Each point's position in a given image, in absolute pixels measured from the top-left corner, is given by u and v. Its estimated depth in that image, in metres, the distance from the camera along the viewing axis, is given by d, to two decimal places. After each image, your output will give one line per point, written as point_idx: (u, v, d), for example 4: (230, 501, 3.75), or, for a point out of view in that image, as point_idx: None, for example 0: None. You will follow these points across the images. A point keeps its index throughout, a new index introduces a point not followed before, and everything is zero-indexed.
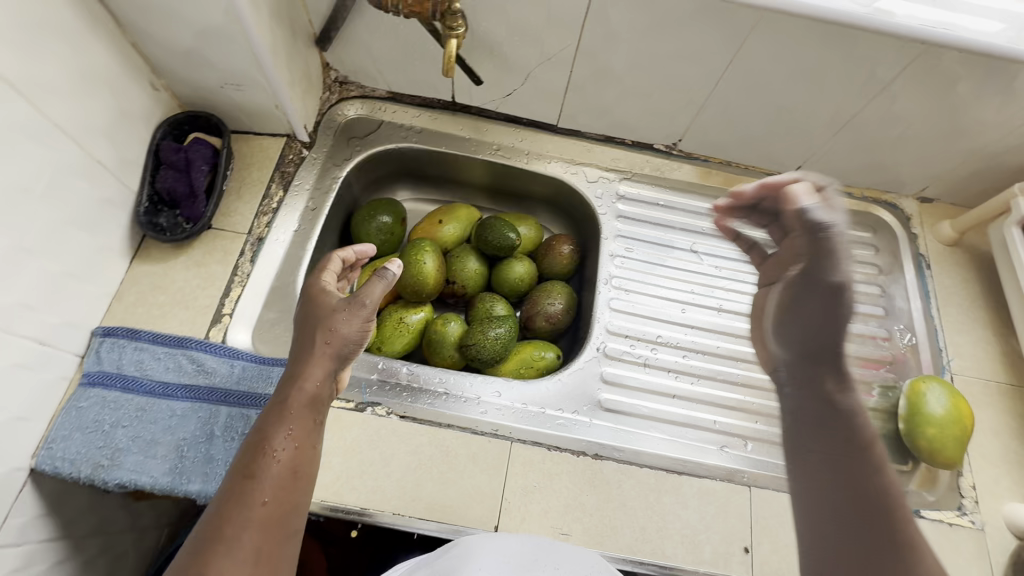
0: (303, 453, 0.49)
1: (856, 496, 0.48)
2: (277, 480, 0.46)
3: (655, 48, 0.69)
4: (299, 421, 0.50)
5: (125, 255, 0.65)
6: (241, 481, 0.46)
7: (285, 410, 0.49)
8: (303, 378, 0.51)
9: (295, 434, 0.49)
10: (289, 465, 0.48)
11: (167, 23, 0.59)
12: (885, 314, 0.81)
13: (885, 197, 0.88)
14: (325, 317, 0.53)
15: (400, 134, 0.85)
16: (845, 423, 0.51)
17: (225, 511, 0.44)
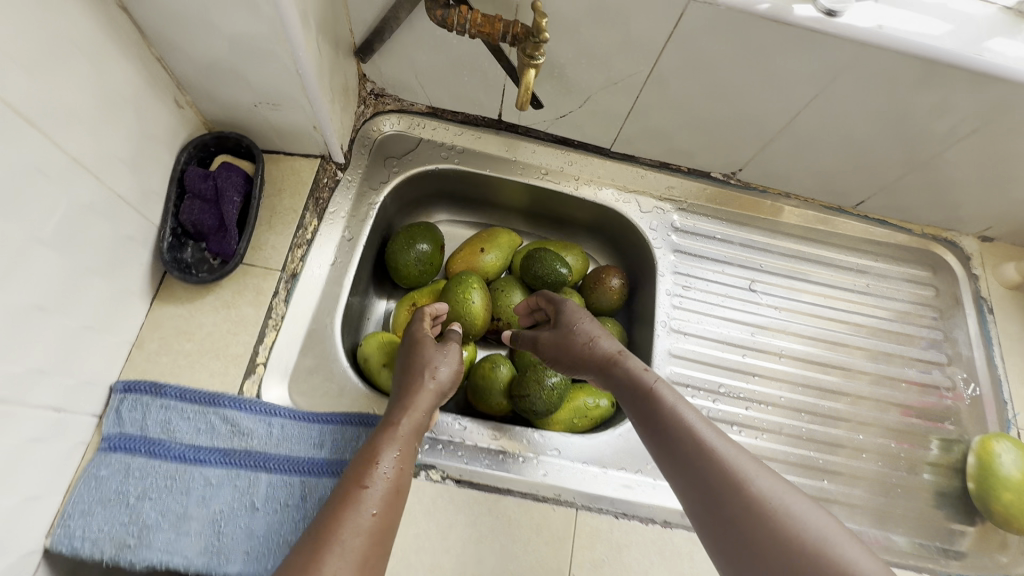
0: (404, 476, 0.49)
1: (674, 427, 0.47)
2: (382, 494, 0.45)
3: (736, 79, 0.63)
4: (404, 446, 0.51)
5: (145, 296, 0.57)
6: (350, 488, 0.45)
7: (391, 432, 0.51)
8: (409, 407, 0.54)
9: (400, 452, 0.50)
10: (394, 483, 0.47)
11: (199, 36, 0.50)
12: (949, 362, 0.78)
13: (944, 234, 0.84)
14: (424, 360, 0.60)
15: (440, 154, 0.77)
16: (635, 381, 0.54)
17: (331, 513, 0.43)
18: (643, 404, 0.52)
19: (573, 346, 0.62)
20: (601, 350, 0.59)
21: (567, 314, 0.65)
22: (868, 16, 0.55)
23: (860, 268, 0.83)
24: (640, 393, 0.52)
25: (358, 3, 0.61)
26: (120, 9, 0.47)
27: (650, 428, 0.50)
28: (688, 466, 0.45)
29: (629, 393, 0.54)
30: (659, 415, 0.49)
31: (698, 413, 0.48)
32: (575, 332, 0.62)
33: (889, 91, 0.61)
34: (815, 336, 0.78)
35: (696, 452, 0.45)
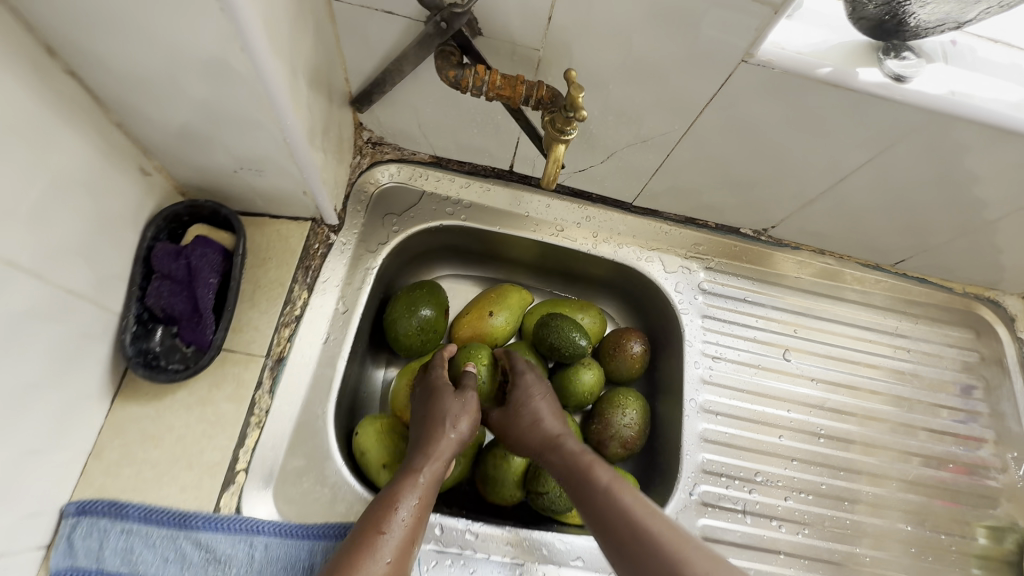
0: (420, 525, 0.49)
1: (619, 513, 0.50)
2: (397, 545, 0.47)
3: (781, 141, 0.56)
4: (423, 493, 0.50)
5: (105, 395, 0.49)
6: (366, 536, 0.46)
7: (412, 474, 0.51)
8: (430, 450, 0.53)
9: (418, 500, 0.50)
10: (409, 535, 0.48)
11: (164, 103, 0.42)
12: (998, 438, 0.73)
13: (988, 293, 0.78)
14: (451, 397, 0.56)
15: (445, 209, 0.69)
16: (575, 460, 0.55)
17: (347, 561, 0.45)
18: (586, 489, 0.53)
19: (528, 425, 0.59)
20: (546, 426, 0.58)
21: (523, 385, 0.61)
22: (939, 80, 0.49)
23: (901, 332, 0.76)
24: (581, 473, 0.54)
25: (355, 52, 0.53)
26: (65, 75, 0.39)
27: (595, 515, 0.51)
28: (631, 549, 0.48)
29: (578, 477, 0.54)
30: (601, 498, 0.51)
31: (637, 494, 0.51)
32: (531, 409, 0.59)
33: (951, 159, 0.55)
34: (854, 410, 0.72)
35: (638, 537, 0.48)
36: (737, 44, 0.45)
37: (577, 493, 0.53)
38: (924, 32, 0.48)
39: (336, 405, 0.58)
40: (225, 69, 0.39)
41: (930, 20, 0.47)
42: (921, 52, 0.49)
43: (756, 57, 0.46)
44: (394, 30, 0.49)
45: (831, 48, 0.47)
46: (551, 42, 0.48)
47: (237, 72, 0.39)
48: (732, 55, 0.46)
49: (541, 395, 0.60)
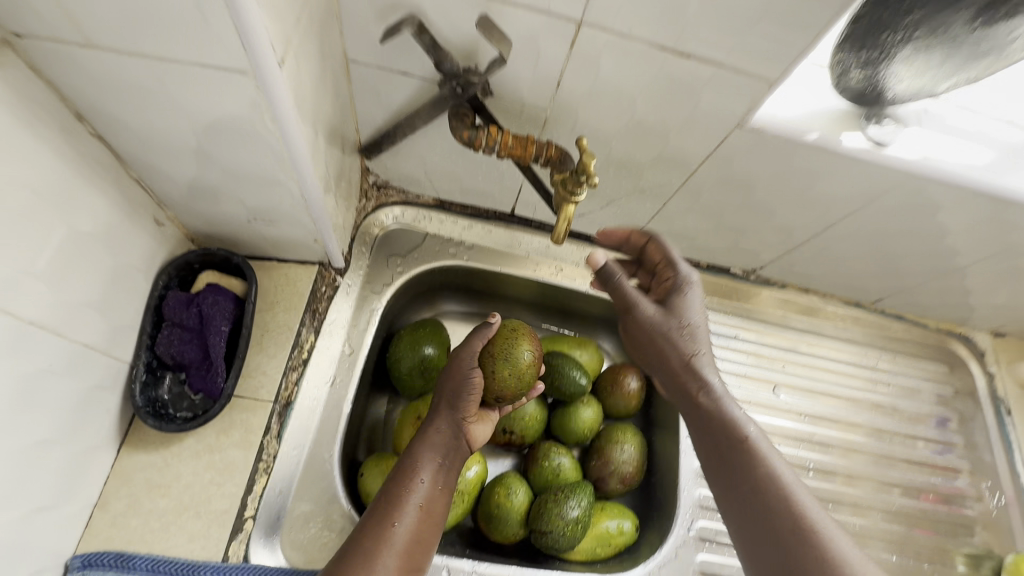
0: (435, 495, 0.50)
1: (762, 494, 0.44)
2: (411, 515, 0.48)
3: (773, 194, 0.59)
4: (429, 461, 0.51)
5: (111, 445, 0.49)
6: (382, 505, 0.48)
7: (423, 447, 0.52)
8: (436, 423, 0.54)
9: (431, 472, 0.51)
10: (424, 504, 0.49)
11: (186, 162, 0.44)
12: (973, 469, 0.76)
13: (958, 329, 0.83)
14: (451, 374, 0.57)
15: (448, 250, 0.71)
16: (719, 424, 0.49)
17: (366, 530, 0.47)
18: (722, 438, 0.48)
19: (676, 342, 0.53)
20: (698, 364, 0.52)
21: (677, 299, 0.55)
22: (914, 146, 0.53)
23: (881, 366, 0.80)
24: (733, 440, 0.48)
25: (367, 105, 0.54)
26: (93, 137, 0.40)
27: (726, 463, 0.47)
28: (764, 513, 0.44)
29: (719, 422, 0.49)
30: (741, 453, 0.47)
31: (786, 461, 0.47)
32: (684, 327, 0.54)
33: (927, 212, 0.58)
34: (839, 443, 0.75)
35: (779, 507, 0.43)
36: (733, 111, 0.49)
37: (706, 438, 0.50)
38: (899, 101, 0.51)
39: (342, 446, 0.58)
40: (251, 135, 0.40)
41: (905, 93, 0.50)
42: (898, 119, 0.53)
43: (750, 123, 0.50)
44: (408, 88, 0.51)
45: (817, 116, 0.51)
46: (558, 104, 0.51)
47: (263, 138, 0.40)
48: (727, 120, 0.50)
49: (694, 306, 0.55)
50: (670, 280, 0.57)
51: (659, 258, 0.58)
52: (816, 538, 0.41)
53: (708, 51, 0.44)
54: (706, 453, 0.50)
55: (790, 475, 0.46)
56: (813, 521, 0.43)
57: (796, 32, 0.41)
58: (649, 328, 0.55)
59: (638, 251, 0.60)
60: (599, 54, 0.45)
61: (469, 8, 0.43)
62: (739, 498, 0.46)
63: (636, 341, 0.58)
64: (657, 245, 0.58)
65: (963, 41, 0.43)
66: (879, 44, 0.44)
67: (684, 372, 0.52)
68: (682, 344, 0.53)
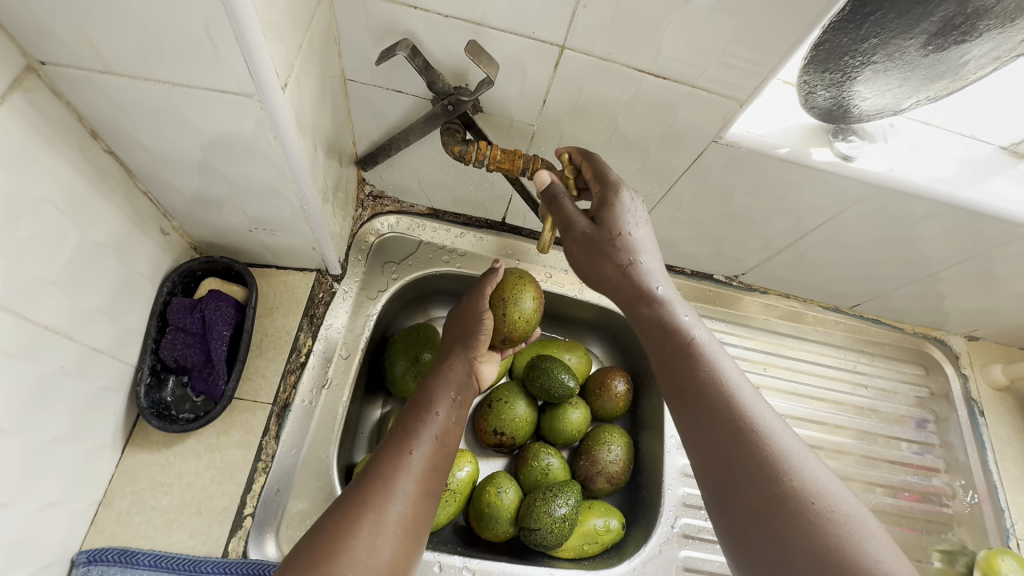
0: (447, 429, 0.56)
1: (711, 409, 0.40)
2: (426, 444, 0.53)
3: (750, 204, 0.62)
4: (445, 397, 0.58)
5: (117, 444, 0.51)
6: (398, 436, 0.53)
7: (435, 386, 0.59)
8: (447, 365, 0.61)
9: (442, 408, 0.57)
10: (437, 436, 0.55)
11: (193, 175, 0.46)
12: (948, 468, 0.79)
13: (934, 332, 0.86)
14: (456, 322, 0.65)
15: (441, 257, 0.73)
16: (675, 343, 0.44)
17: (385, 457, 0.51)
18: (690, 379, 0.42)
19: (617, 258, 0.48)
20: (641, 282, 0.47)
21: (607, 210, 0.47)
22: (880, 160, 0.56)
23: (860, 369, 0.83)
24: (684, 354, 0.43)
25: (363, 120, 0.57)
26: (106, 153, 0.43)
27: (700, 417, 0.40)
28: (723, 457, 0.38)
29: (678, 352, 0.44)
30: (714, 399, 0.40)
31: (767, 405, 0.40)
32: (627, 242, 0.47)
33: (897, 220, 0.61)
34: (819, 444, 0.77)
35: (746, 450, 0.37)
36: (709, 127, 0.52)
37: (687, 398, 0.41)
38: (866, 118, 0.54)
39: (339, 448, 0.60)
40: (254, 150, 0.42)
41: (871, 110, 0.53)
42: (864, 134, 0.56)
43: (726, 138, 0.52)
44: (403, 104, 0.54)
45: (789, 132, 0.54)
46: (545, 120, 0.54)
47: (265, 153, 0.42)
48: (704, 135, 0.53)
49: (630, 216, 0.47)
50: (604, 191, 0.48)
51: (590, 175, 0.49)
52: (785, 475, 0.36)
53: (683, 72, 0.47)
54: (677, 386, 0.43)
55: (766, 415, 0.39)
56: (788, 461, 0.37)
57: (763, 56, 0.44)
58: (585, 253, 0.49)
59: (580, 167, 0.50)
60: (582, 74, 0.49)
61: (460, 33, 0.46)
62: (699, 430, 0.40)
63: (587, 274, 0.50)
64: (590, 161, 0.49)
65: (918, 64, 0.46)
66: (841, 67, 0.48)
67: (633, 292, 0.47)
68: (613, 257, 0.47)
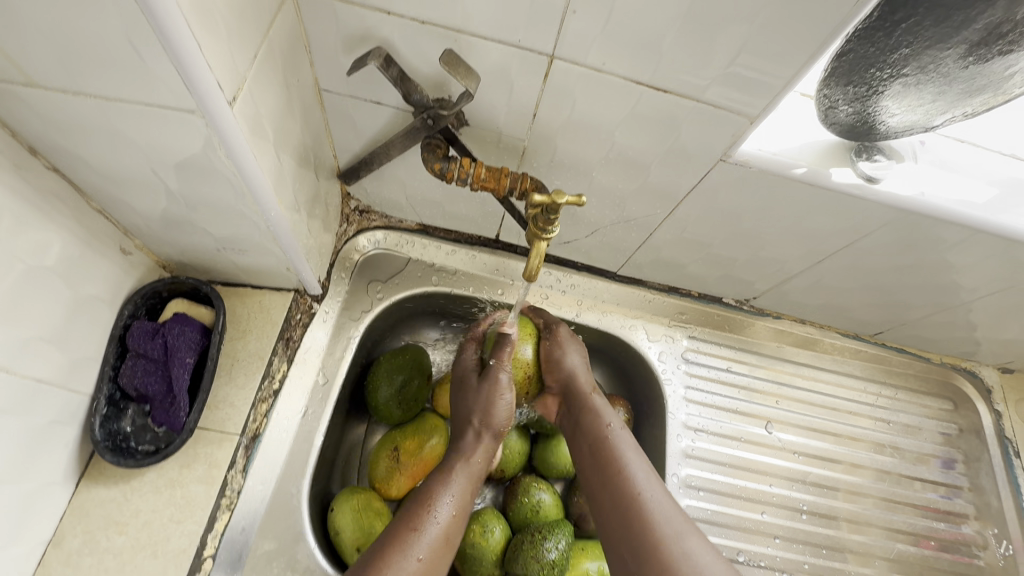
0: (457, 526, 0.49)
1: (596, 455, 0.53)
2: (432, 545, 0.46)
3: (762, 226, 0.57)
4: (460, 487, 0.51)
5: (70, 478, 0.48)
6: (404, 529, 0.46)
7: (454, 474, 0.52)
8: (471, 450, 0.55)
9: (457, 500, 0.50)
10: (444, 534, 0.47)
11: (149, 193, 0.43)
12: (978, 514, 0.73)
13: (964, 363, 0.78)
14: (486, 401, 0.55)
15: (430, 276, 0.68)
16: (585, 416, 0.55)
17: (384, 553, 0.44)
18: (597, 445, 0.53)
19: (574, 390, 0.57)
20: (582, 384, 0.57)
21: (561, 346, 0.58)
22: (909, 182, 0.50)
23: (882, 403, 0.76)
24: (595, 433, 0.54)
25: (342, 132, 0.53)
26: (50, 171, 0.41)
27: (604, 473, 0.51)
28: (618, 498, 0.48)
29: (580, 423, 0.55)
30: (600, 448, 0.53)
31: (645, 461, 0.51)
32: (575, 380, 0.57)
33: (928, 247, 0.55)
34: (837, 484, 0.72)
35: (631, 496, 0.48)
36: (715, 145, 0.47)
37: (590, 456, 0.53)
38: (894, 135, 0.49)
39: (313, 478, 0.56)
40: (206, 170, 0.39)
41: (899, 127, 0.48)
42: (891, 153, 0.51)
43: (734, 157, 0.48)
44: (382, 116, 0.49)
45: (806, 150, 0.49)
46: (536, 134, 0.49)
47: (218, 172, 0.39)
48: (710, 153, 0.48)
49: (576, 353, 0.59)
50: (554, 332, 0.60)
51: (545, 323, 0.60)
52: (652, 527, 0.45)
53: (685, 84, 0.42)
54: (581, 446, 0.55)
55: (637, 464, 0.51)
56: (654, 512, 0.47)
57: (777, 68, 0.39)
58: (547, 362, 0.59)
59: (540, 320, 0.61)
60: (573, 86, 0.44)
61: (437, 41, 0.42)
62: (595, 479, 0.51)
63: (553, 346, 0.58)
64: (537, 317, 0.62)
65: (955, 77, 0.41)
66: (866, 80, 0.43)
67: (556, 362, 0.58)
68: (568, 376, 0.57)
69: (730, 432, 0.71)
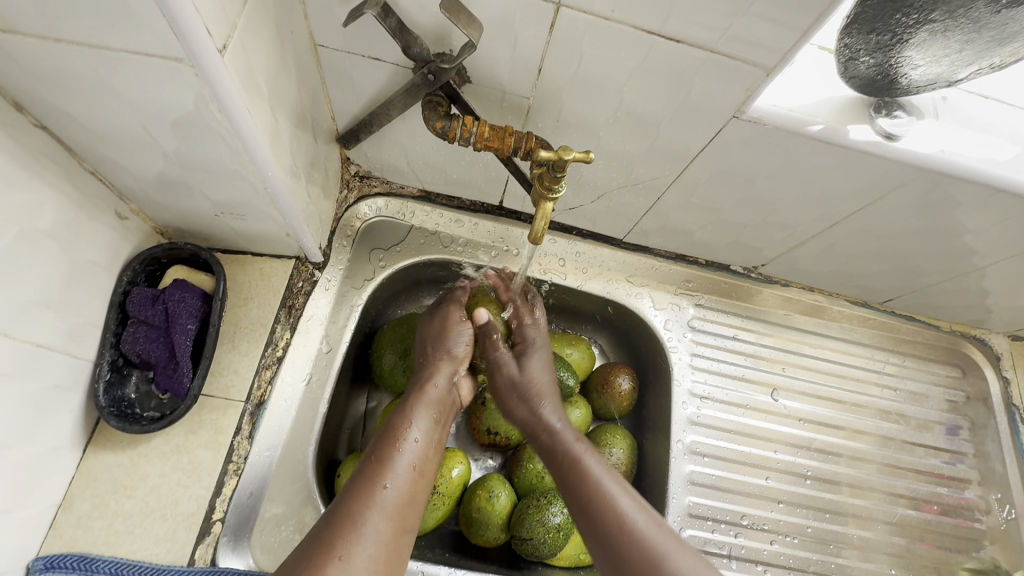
0: (426, 454, 0.49)
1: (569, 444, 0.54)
2: (403, 475, 0.45)
3: (774, 188, 0.55)
4: (426, 420, 0.51)
5: (77, 443, 0.48)
6: (371, 466, 0.45)
7: (416, 405, 0.51)
8: (429, 381, 0.54)
9: (422, 430, 0.50)
10: (414, 465, 0.47)
11: (142, 152, 0.42)
12: (982, 480, 0.73)
13: (974, 331, 0.77)
14: (439, 330, 0.57)
15: (433, 244, 0.66)
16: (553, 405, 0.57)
17: (357, 487, 0.43)
18: (565, 465, 0.52)
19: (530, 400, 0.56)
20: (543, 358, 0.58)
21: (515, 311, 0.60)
22: (929, 139, 0.48)
23: (889, 370, 0.76)
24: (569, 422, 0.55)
25: (340, 93, 0.51)
26: (38, 129, 0.39)
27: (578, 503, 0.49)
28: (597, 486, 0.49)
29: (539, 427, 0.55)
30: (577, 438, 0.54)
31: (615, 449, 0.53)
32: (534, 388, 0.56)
33: (945, 209, 0.54)
34: (841, 451, 0.72)
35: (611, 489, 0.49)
36: (728, 100, 0.45)
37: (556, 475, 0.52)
38: (914, 90, 0.48)
39: (319, 445, 0.56)
40: (203, 127, 0.38)
41: (921, 80, 0.46)
42: (912, 109, 0.49)
43: (748, 114, 0.46)
44: (381, 74, 0.48)
45: (823, 106, 0.47)
46: (541, 92, 0.48)
47: (215, 133, 0.38)
48: (722, 110, 0.46)
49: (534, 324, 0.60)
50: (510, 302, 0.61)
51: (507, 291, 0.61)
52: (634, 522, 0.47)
53: (698, 35, 0.40)
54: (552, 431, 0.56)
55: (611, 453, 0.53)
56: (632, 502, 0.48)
57: (797, 15, 0.37)
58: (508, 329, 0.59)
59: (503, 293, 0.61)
60: (581, 38, 0.42)
61: None
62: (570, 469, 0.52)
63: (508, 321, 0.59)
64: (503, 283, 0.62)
65: (985, 23, 0.40)
66: (890, 27, 0.41)
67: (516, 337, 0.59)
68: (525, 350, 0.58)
69: (735, 399, 0.71)
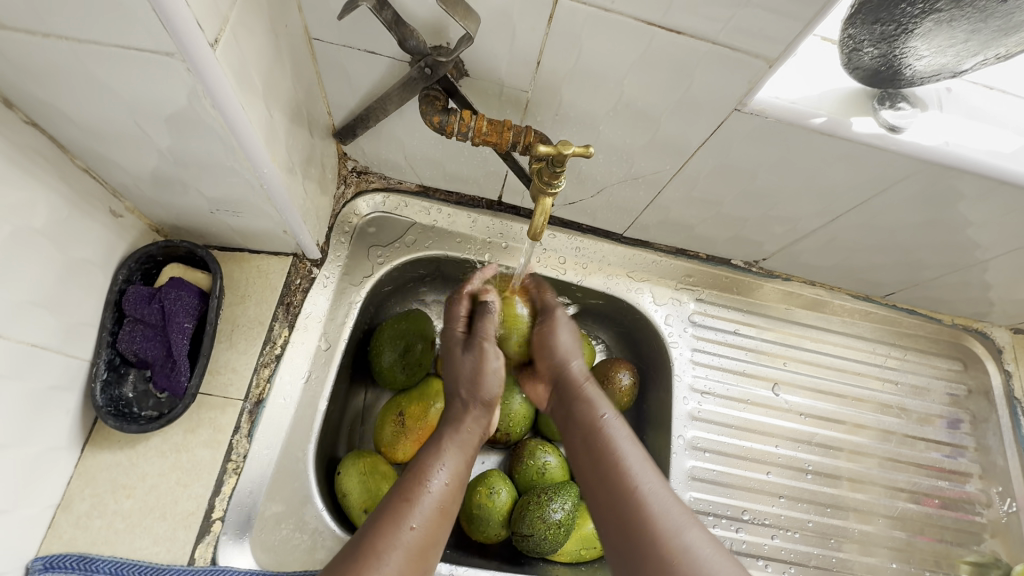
0: (453, 496, 0.47)
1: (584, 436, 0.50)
2: (429, 515, 0.44)
3: (776, 182, 0.54)
4: (455, 457, 0.49)
5: (74, 443, 0.48)
6: (399, 502, 0.44)
7: (446, 445, 0.50)
8: (462, 423, 0.53)
9: (451, 471, 0.48)
10: (441, 504, 0.45)
11: (135, 150, 0.41)
12: (983, 474, 0.73)
13: (976, 324, 0.77)
14: (471, 367, 0.55)
15: (431, 240, 0.66)
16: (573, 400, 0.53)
17: (381, 522, 0.42)
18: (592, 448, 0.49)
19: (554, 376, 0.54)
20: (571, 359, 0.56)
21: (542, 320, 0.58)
22: (933, 132, 0.48)
23: (891, 364, 0.75)
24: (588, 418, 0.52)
25: (336, 87, 0.50)
26: (29, 126, 0.39)
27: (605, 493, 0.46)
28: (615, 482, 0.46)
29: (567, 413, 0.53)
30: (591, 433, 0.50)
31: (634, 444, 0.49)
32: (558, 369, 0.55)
33: (948, 203, 0.53)
34: (842, 445, 0.71)
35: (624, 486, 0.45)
36: (730, 93, 0.44)
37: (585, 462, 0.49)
38: (918, 81, 0.47)
39: (319, 443, 0.56)
40: (197, 124, 0.37)
41: (925, 71, 0.46)
42: (915, 101, 0.48)
43: (750, 106, 0.45)
44: (378, 68, 0.47)
45: (826, 98, 0.46)
46: (540, 85, 0.47)
47: (210, 130, 0.38)
48: (723, 103, 0.45)
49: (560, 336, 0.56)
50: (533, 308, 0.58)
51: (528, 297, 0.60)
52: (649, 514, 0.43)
53: (699, 26, 0.39)
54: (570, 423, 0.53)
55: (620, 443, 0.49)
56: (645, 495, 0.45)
57: (799, 6, 0.36)
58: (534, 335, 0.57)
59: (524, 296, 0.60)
60: (581, 31, 0.41)
61: None
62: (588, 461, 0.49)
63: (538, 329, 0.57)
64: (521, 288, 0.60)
65: (993, 12, 0.40)
66: (895, 17, 0.41)
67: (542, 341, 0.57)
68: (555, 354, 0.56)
69: (736, 394, 0.71)
